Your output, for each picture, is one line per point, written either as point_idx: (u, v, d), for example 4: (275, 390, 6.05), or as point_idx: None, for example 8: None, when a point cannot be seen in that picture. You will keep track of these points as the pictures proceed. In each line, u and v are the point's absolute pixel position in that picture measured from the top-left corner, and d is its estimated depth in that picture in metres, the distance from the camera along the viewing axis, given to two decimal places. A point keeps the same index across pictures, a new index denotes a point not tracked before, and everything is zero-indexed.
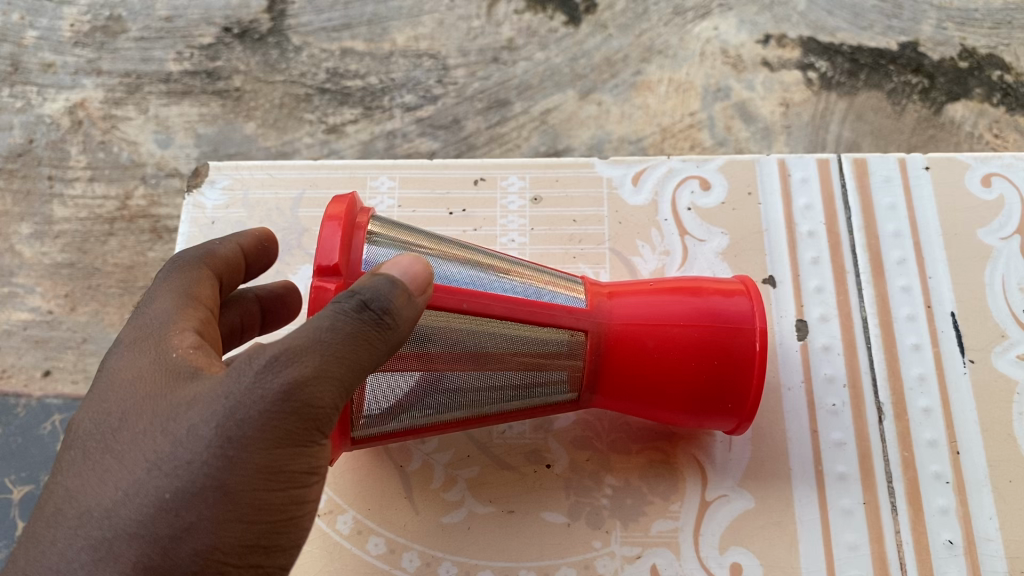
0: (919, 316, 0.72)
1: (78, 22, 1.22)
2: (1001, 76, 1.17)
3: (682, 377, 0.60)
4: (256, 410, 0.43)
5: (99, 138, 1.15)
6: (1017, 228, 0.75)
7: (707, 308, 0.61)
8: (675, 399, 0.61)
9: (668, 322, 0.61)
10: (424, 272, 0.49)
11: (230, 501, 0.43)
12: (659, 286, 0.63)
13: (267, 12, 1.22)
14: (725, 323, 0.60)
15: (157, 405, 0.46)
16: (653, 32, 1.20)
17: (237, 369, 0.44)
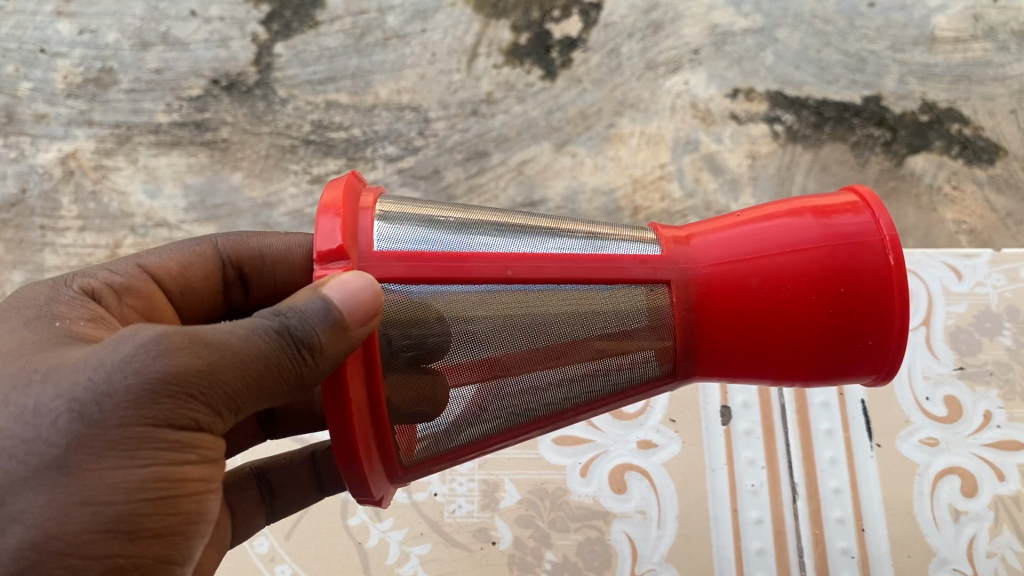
0: (832, 404, 0.81)
1: (71, 74, 1.27)
2: (960, 129, 1.20)
3: (805, 317, 0.50)
4: (118, 387, 0.43)
5: (90, 188, 1.20)
6: (923, 320, 0.85)
7: (818, 231, 0.50)
8: (805, 350, 0.50)
9: (776, 252, 0.50)
10: (368, 299, 0.45)
11: (77, 482, 0.42)
12: (745, 216, 0.53)
13: (254, 65, 1.27)
14: (844, 241, 0.50)
15: (24, 372, 0.45)
16: (626, 87, 1.24)
17: (108, 350, 0.44)
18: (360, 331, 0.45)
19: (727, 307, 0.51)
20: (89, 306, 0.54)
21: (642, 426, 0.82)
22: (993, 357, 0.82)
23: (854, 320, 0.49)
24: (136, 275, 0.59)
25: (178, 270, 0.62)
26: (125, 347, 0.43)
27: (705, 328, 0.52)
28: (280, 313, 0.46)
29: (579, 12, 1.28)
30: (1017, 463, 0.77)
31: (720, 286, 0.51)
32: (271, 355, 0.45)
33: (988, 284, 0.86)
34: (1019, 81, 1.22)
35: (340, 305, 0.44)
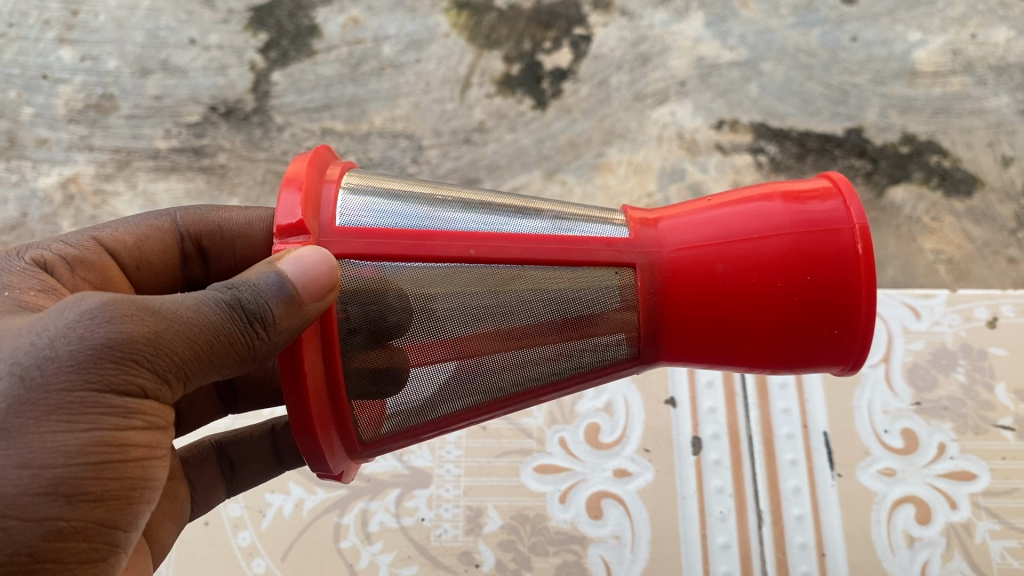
0: (796, 435, 0.84)
1: (73, 100, 1.30)
2: (939, 161, 1.19)
3: (768, 302, 0.52)
4: (63, 351, 0.45)
5: (90, 212, 1.22)
6: (883, 357, 0.88)
7: (786, 220, 0.52)
8: (768, 332, 0.53)
9: (744, 240, 0.53)
10: (324, 273, 0.48)
11: (18, 444, 0.44)
12: (719, 202, 0.56)
13: (252, 92, 1.30)
14: (810, 229, 0.52)
15: None
16: (614, 117, 1.26)
17: (55, 317, 0.46)
18: (315, 305, 0.48)
19: (694, 292, 0.54)
20: (42, 275, 0.57)
21: (618, 456, 0.84)
22: (948, 392, 0.85)
23: (817, 305, 0.52)
24: (91, 247, 0.62)
25: (135, 243, 0.65)
26: (71, 313, 0.46)
27: (674, 312, 0.54)
28: (233, 287, 0.49)
29: (569, 43, 1.31)
30: (969, 492, 0.80)
31: (688, 272, 0.54)
32: (223, 327, 0.48)
33: (944, 323, 0.89)
34: (996, 115, 1.22)
35: (296, 280, 0.47)
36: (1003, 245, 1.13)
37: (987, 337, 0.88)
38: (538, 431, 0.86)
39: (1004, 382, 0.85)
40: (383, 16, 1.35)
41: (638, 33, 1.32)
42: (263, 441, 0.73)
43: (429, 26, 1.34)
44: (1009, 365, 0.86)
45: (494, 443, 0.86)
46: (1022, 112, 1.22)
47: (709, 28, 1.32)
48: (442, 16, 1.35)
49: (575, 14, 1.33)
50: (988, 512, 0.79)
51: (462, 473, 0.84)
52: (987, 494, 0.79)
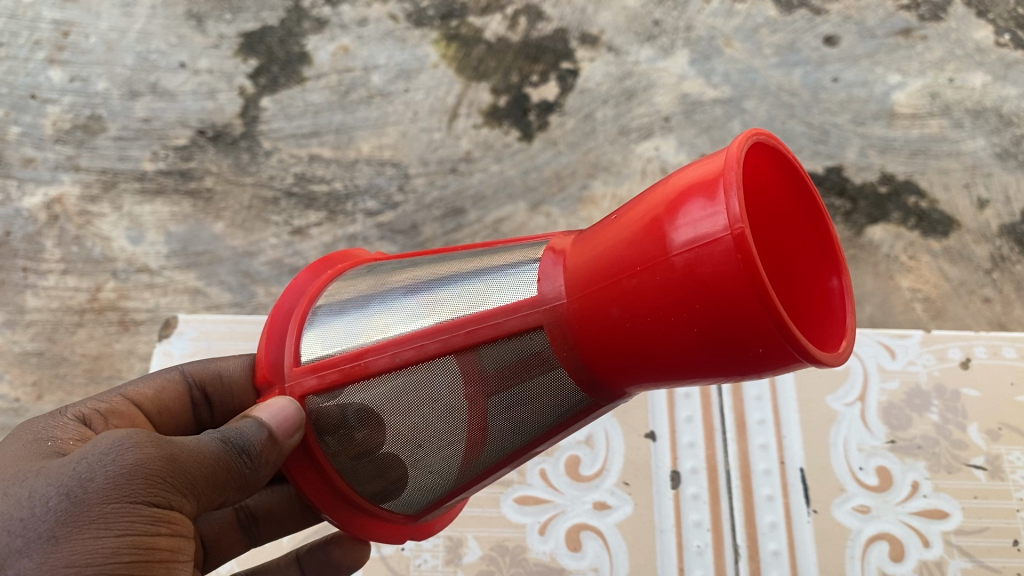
0: (774, 470, 0.85)
1: (61, 120, 1.31)
2: (917, 202, 1.21)
3: (670, 338, 0.44)
4: (98, 470, 0.47)
5: (74, 232, 1.23)
6: (859, 395, 0.89)
7: (661, 231, 0.43)
8: (683, 356, 0.44)
9: (627, 264, 0.45)
10: (290, 413, 0.54)
11: (63, 548, 0.45)
12: (620, 217, 0.47)
13: (240, 117, 1.31)
14: (685, 245, 0.42)
15: (13, 472, 0.50)
16: (599, 150, 1.28)
17: (89, 445, 0.49)
18: (284, 454, 0.54)
19: (600, 334, 0.47)
20: (80, 428, 0.56)
21: (598, 488, 0.84)
22: (922, 431, 0.86)
23: (714, 324, 0.42)
24: (119, 400, 0.61)
25: (153, 395, 0.64)
26: (101, 442, 0.49)
27: (600, 360, 0.48)
28: (225, 429, 0.54)
29: (556, 77, 1.33)
30: (942, 531, 0.81)
31: (588, 312, 0.47)
32: (220, 460, 0.52)
33: (919, 362, 0.90)
34: (973, 157, 1.24)
35: (269, 421, 0.53)
36: (979, 285, 1.16)
37: (961, 377, 0.89)
38: None
39: (976, 423, 0.86)
40: (373, 45, 1.37)
41: (625, 69, 1.34)
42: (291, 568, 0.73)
43: (418, 56, 1.36)
44: (981, 406, 0.87)
45: None
46: (997, 155, 1.25)
47: (693, 66, 1.34)
48: (432, 47, 1.36)
49: (562, 48, 1.35)
50: (960, 550, 0.80)
51: None
52: (959, 533, 0.80)
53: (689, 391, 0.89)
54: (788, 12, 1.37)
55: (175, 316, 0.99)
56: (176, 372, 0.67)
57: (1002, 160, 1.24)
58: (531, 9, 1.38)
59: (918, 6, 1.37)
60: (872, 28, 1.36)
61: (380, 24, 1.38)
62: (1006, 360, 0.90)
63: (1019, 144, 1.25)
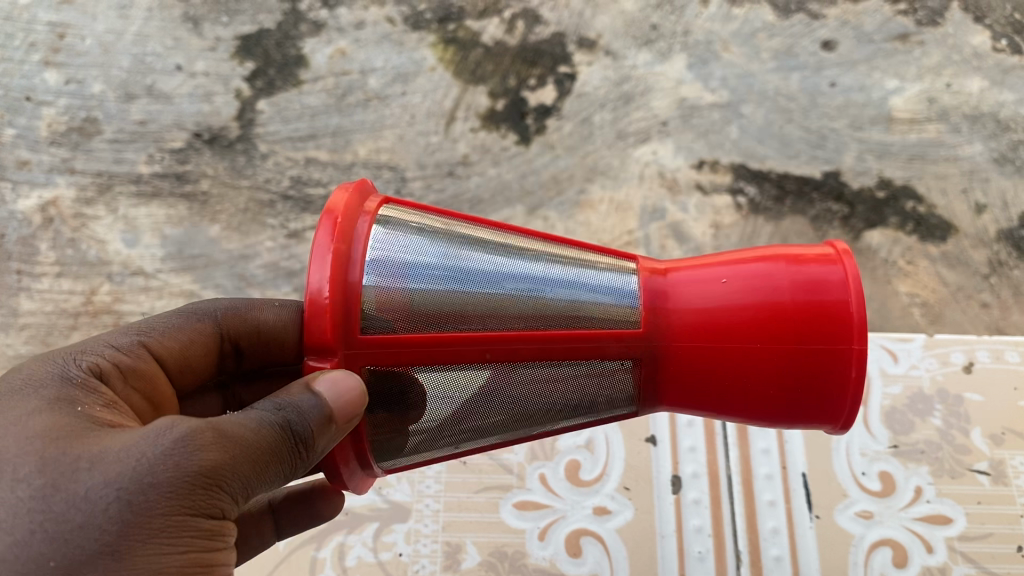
0: (775, 475, 0.84)
1: (56, 122, 1.30)
2: (915, 207, 1.21)
3: (750, 385, 0.55)
4: (161, 479, 0.47)
5: (69, 235, 1.22)
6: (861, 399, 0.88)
7: (785, 319, 0.53)
8: (758, 409, 0.56)
9: (742, 332, 0.54)
10: (355, 398, 0.51)
11: (127, 562, 0.46)
12: (732, 281, 0.55)
13: (236, 120, 1.30)
14: (803, 324, 0.53)
15: (59, 454, 0.48)
16: (597, 154, 1.27)
17: (146, 442, 0.48)
18: (350, 424, 0.52)
19: (689, 367, 0.56)
20: (99, 390, 0.54)
21: (598, 493, 0.84)
22: (925, 436, 0.86)
23: (805, 399, 0.54)
24: (140, 354, 0.59)
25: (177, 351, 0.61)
26: (162, 443, 0.48)
27: (671, 385, 0.57)
28: (281, 407, 0.51)
29: (554, 81, 1.33)
30: (945, 536, 0.80)
31: (688, 360, 0.55)
32: (279, 447, 0.51)
33: (921, 367, 0.90)
34: (970, 162, 1.24)
35: (328, 399, 0.50)
36: (976, 290, 1.15)
37: (963, 382, 0.89)
38: (519, 466, 0.86)
39: (979, 427, 0.86)
40: (370, 49, 1.36)
41: (622, 73, 1.34)
42: (264, 522, 0.72)
43: (416, 60, 1.35)
44: (983, 410, 0.87)
45: (474, 477, 0.85)
46: (994, 160, 1.24)
47: (691, 70, 1.34)
48: (429, 50, 1.36)
49: (560, 52, 1.35)
50: (963, 555, 0.79)
51: (441, 508, 0.84)
52: (962, 538, 0.80)
53: None
54: (786, 17, 1.37)
55: None
56: (207, 317, 0.63)
57: (1000, 165, 1.24)
58: (529, 13, 1.38)
59: (915, 11, 1.37)
60: (870, 33, 1.35)
61: (377, 27, 1.38)
62: (1009, 365, 0.89)
63: (1017, 149, 1.25)
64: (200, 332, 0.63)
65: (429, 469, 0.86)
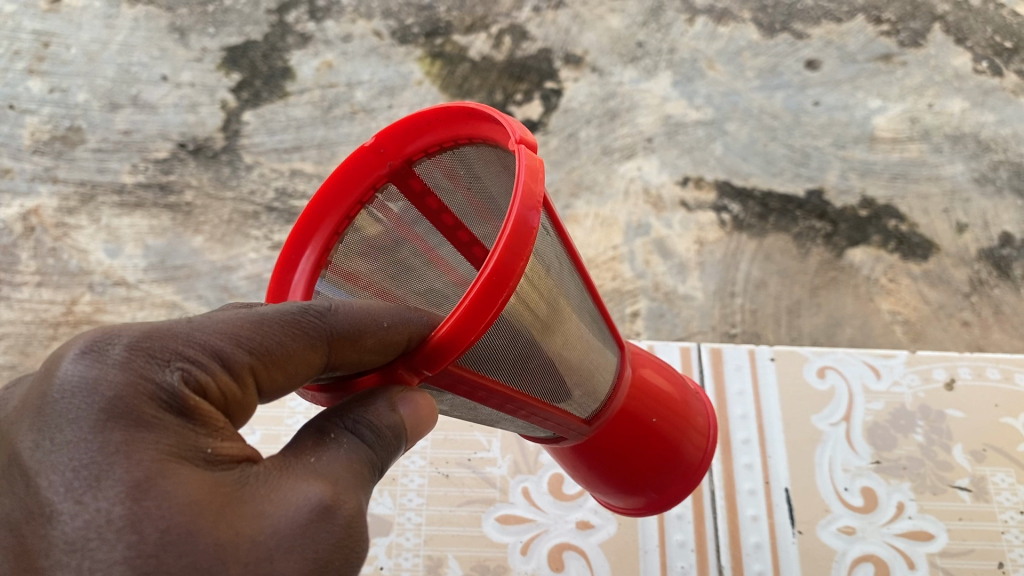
0: (758, 490, 0.85)
1: (39, 131, 1.30)
2: (897, 225, 1.22)
3: (619, 474, 0.63)
4: (336, 575, 0.40)
5: (51, 244, 1.21)
6: (844, 414, 0.89)
7: (667, 470, 0.64)
8: (604, 489, 0.65)
9: (634, 455, 0.62)
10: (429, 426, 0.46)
11: None
12: (659, 422, 0.63)
13: (222, 131, 1.30)
14: (690, 467, 0.66)
15: (225, 536, 0.37)
16: (582, 169, 1.27)
17: (321, 524, 0.40)
18: (411, 442, 0.47)
19: (603, 445, 0.61)
20: (210, 424, 0.41)
21: (582, 507, 0.83)
22: (907, 452, 0.86)
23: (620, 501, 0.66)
24: (228, 374, 0.42)
25: (284, 382, 0.44)
26: (333, 529, 0.40)
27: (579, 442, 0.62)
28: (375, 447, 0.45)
29: (540, 96, 1.33)
30: (927, 553, 0.80)
31: (585, 446, 0.62)
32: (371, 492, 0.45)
33: (904, 383, 0.90)
34: (952, 182, 1.25)
35: (411, 426, 0.45)
36: (957, 309, 1.16)
37: (945, 398, 0.89)
38: (502, 480, 0.85)
39: (961, 444, 0.86)
40: (357, 61, 1.36)
41: (608, 89, 1.34)
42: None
43: (403, 73, 1.35)
44: (964, 426, 0.87)
45: (456, 491, 0.85)
46: (975, 180, 1.25)
47: (676, 87, 1.35)
48: (416, 64, 1.36)
49: (546, 68, 1.35)
50: (945, 572, 0.79)
51: (423, 522, 0.83)
52: (944, 555, 0.80)
53: None
54: (770, 36, 1.39)
55: None
56: (323, 334, 0.44)
57: (980, 185, 1.25)
58: (515, 29, 1.39)
59: (898, 32, 1.38)
60: (853, 53, 1.37)
61: (364, 40, 1.38)
62: (989, 381, 0.90)
63: (997, 169, 1.26)
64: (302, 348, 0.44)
65: (410, 482, 0.86)
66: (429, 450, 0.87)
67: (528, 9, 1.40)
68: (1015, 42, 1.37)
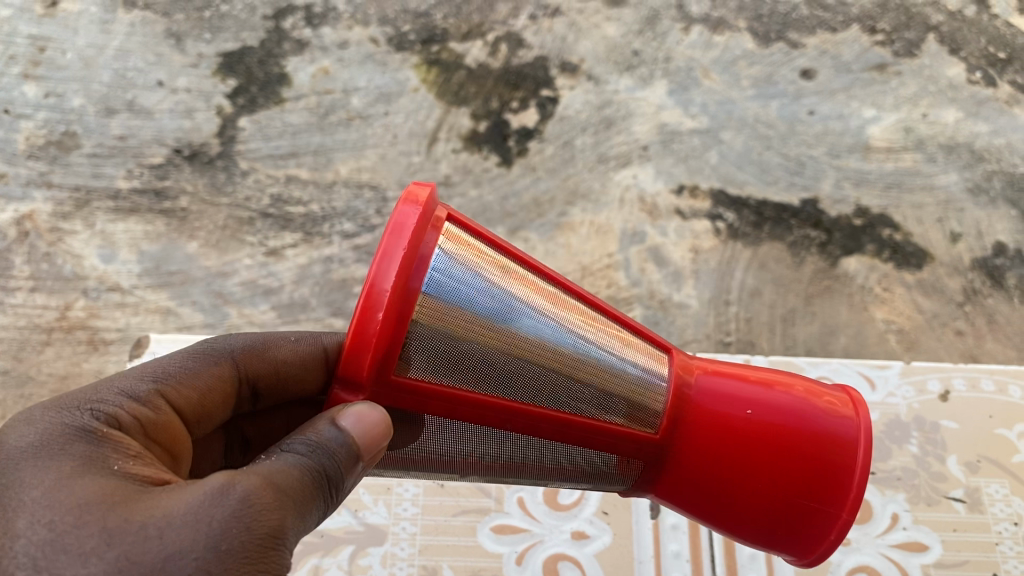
0: None
1: (34, 136, 1.30)
2: (891, 234, 1.22)
3: (739, 506, 0.54)
4: (235, 543, 0.41)
5: (45, 249, 1.21)
6: None
7: (796, 469, 0.53)
8: (741, 535, 0.56)
9: (749, 467, 0.53)
10: (380, 431, 0.47)
11: None
12: (754, 417, 0.54)
13: (217, 137, 1.30)
14: (808, 468, 0.53)
15: (115, 519, 0.41)
16: (578, 178, 1.28)
17: (214, 501, 0.42)
18: (374, 455, 0.49)
19: (691, 472, 0.55)
20: (132, 446, 0.48)
21: (576, 517, 0.83)
22: (902, 463, 0.86)
23: (785, 536, 0.55)
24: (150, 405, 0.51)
25: (196, 400, 0.54)
26: (230, 504, 0.42)
27: (673, 483, 0.56)
28: (310, 450, 0.47)
29: (536, 104, 1.33)
30: (921, 563, 0.80)
31: (692, 478, 0.55)
32: (317, 497, 0.46)
33: (899, 394, 0.91)
34: (946, 192, 1.26)
35: (356, 437, 0.46)
36: (951, 318, 1.16)
37: (940, 409, 0.89)
38: (497, 489, 0.85)
39: (955, 454, 0.86)
40: (353, 68, 1.37)
41: (604, 97, 1.34)
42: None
43: (399, 80, 1.36)
44: (959, 438, 0.87)
45: (451, 500, 0.85)
46: (969, 190, 1.26)
47: (672, 96, 1.35)
48: (412, 71, 1.36)
49: (543, 76, 1.36)
50: None
51: (418, 531, 0.83)
52: (939, 566, 0.80)
53: None
54: (765, 45, 1.39)
55: (147, 335, 0.97)
56: (222, 355, 0.58)
57: (974, 195, 1.25)
58: (512, 36, 1.39)
59: (892, 42, 1.39)
60: (848, 63, 1.37)
61: (360, 47, 1.38)
62: (984, 393, 0.90)
63: (991, 179, 1.27)
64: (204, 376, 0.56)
65: (405, 491, 0.85)
66: None
67: (524, 17, 1.41)
68: (1008, 52, 1.38)
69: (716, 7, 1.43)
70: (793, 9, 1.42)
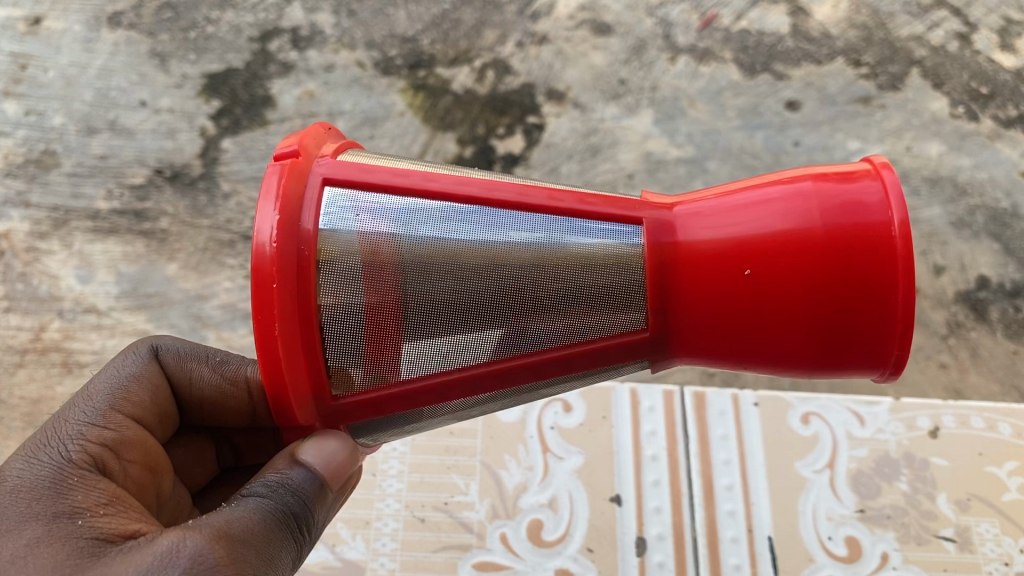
0: (741, 539, 0.83)
1: (13, 153, 1.29)
2: None
3: (800, 341, 0.49)
4: None
5: (20, 269, 1.19)
6: (828, 462, 0.88)
7: (827, 270, 0.47)
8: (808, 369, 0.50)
9: (775, 291, 0.48)
10: (341, 453, 0.52)
11: None
12: (759, 231, 0.49)
13: (200, 158, 1.29)
14: (837, 260, 0.47)
15: None
16: None
17: (169, 556, 0.44)
18: (338, 484, 0.53)
19: (725, 329, 0.50)
20: (100, 484, 0.51)
21: (560, 554, 0.82)
22: (891, 500, 0.85)
23: (855, 349, 0.49)
24: (115, 425, 0.56)
25: (144, 410, 0.59)
26: (185, 558, 0.44)
27: (700, 344, 0.52)
28: (276, 489, 0.51)
29: (522, 131, 1.33)
30: None
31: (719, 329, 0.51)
32: (286, 529, 0.50)
33: (888, 431, 0.90)
34: (929, 225, 1.26)
35: (319, 469, 0.51)
36: (935, 351, 1.16)
37: (929, 446, 0.89)
38: (479, 524, 0.84)
39: (945, 493, 0.86)
40: (339, 91, 1.36)
41: (590, 125, 1.34)
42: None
43: (385, 104, 1.35)
44: (949, 475, 0.87)
45: (432, 536, 0.83)
46: (953, 224, 1.26)
47: (658, 125, 1.35)
48: (399, 96, 1.36)
49: (529, 103, 1.36)
50: None
51: (397, 568, 0.81)
52: None
53: (656, 453, 0.89)
54: (751, 77, 1.40)
55: None
56: (153, 359, 0.62)
57: (958, 229, 1.26)
58: (499, 62, 1.39)
59: (877, 75, 1.40)
60: (833, 95, 1.38)
61: (347, 70, 1.38)
62: (973, 430, 0.90)
63: (974, 213, 1.27)
64: (148, 392, 0.60)
65: (384, 525, 0.84)
66: (405, 493, 0.86)
67: (511, 44, 1.41)
68: (990, 88, 1.39)
69: (702, 38, 1.44)
70: (778, 41, 1.43)
